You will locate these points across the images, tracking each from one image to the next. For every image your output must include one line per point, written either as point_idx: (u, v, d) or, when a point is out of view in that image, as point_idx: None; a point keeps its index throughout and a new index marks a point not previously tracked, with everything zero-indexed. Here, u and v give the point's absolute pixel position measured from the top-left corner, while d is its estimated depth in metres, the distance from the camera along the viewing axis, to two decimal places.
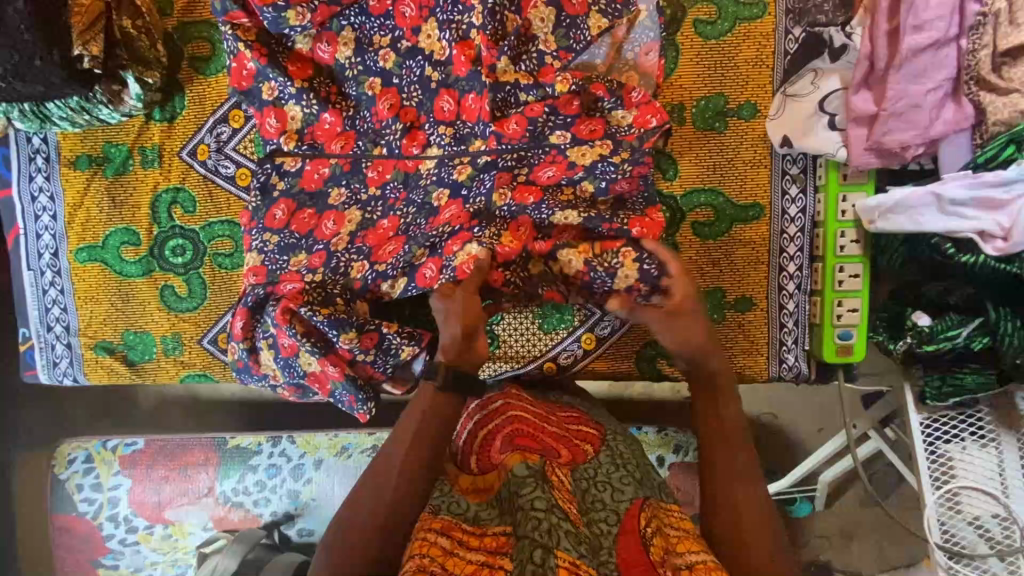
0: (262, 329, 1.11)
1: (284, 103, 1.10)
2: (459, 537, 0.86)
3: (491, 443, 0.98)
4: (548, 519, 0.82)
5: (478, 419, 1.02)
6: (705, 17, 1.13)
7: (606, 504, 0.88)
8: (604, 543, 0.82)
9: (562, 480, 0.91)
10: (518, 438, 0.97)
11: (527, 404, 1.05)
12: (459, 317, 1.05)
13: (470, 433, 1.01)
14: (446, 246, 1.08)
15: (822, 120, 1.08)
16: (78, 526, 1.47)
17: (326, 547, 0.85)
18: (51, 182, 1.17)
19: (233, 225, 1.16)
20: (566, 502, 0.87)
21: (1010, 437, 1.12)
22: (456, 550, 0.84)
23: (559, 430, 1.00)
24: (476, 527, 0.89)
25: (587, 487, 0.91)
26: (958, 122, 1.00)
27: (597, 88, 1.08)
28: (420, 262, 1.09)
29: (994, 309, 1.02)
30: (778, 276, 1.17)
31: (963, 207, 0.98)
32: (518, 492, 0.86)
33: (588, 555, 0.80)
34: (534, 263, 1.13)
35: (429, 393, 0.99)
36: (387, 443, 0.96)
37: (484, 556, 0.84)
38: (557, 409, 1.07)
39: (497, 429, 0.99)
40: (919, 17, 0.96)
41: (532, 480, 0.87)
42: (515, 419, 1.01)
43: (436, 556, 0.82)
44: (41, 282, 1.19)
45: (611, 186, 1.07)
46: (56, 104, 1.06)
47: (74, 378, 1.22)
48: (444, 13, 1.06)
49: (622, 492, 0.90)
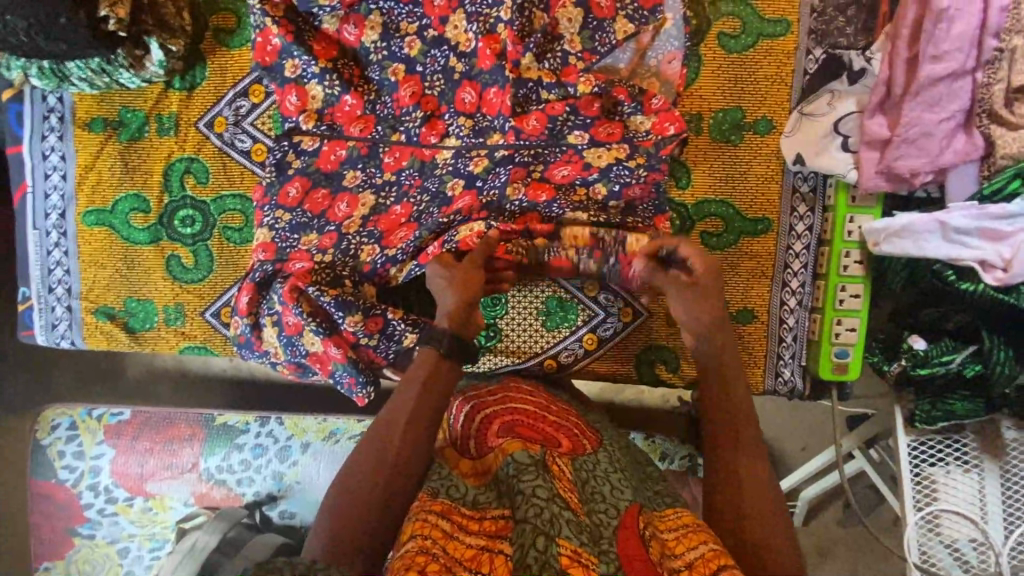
0: (268, 305, 1.11)
1: (306, 81, 1.10)
2: (459, 521, 0.87)
3: (489, 427, 1.02)
4: (549, 508, 0.83)
5: (475, 405, 1.06)
6: (729, 31, 1.15)
7: (606, 497, 0.90)
8: (604, 534, 0.84)
9: (562, 470, 0.92)
10: (517, 427, 1.02)
11: (528, 397, 1.09)
12: (464, 281, 1.02)
13: (466, 417, 1.05)
14: (453, 230, 1.10)
15: (836, 141, 1.10)
16: (58, 494, 1.45)
17: (317, 527, 0.89)
18: (64, 142, 1.16)
19: (245, 200, 1.16)
20: (567, 491, 0.88)
21: (992, 464, 1.14)
22: (456, 533, 0.85)
23: (559, 422, 1.04)
24: (475, 511, 0.90)
25: (587, 479, 0.93)
26: (967, 153, 1.03)
27: (619, 92, 1.09)
28: (426, 245, 1.11)
29: (989, 338, 1.04)
30: (781, 291, 1.19)
31: (966, 236, 1.01)
32: (520, 477, 0.87)
33: (589, 543, 0.81)
34: (537, 239, 1.11)
35: (427, 367, 0.98)
36: (380, 423, 0.95)
37: (484, 540, 0.85)
38: (555, 403, 1.10)
39: (497, 415, 1.04)
40: (939, 47, 0.98)
41: (535, 468, 0.88)
42: (516, 411, 1.05)
43: (438, 538, 0.82)
44: (46, 242, 1.18)
45: (622, 193, 1.09)
46: (78, 64, 1.06)
47: (72, 342, 1.21)
48: (473, 5, 1.07)
49: (623, 492, 0.91)
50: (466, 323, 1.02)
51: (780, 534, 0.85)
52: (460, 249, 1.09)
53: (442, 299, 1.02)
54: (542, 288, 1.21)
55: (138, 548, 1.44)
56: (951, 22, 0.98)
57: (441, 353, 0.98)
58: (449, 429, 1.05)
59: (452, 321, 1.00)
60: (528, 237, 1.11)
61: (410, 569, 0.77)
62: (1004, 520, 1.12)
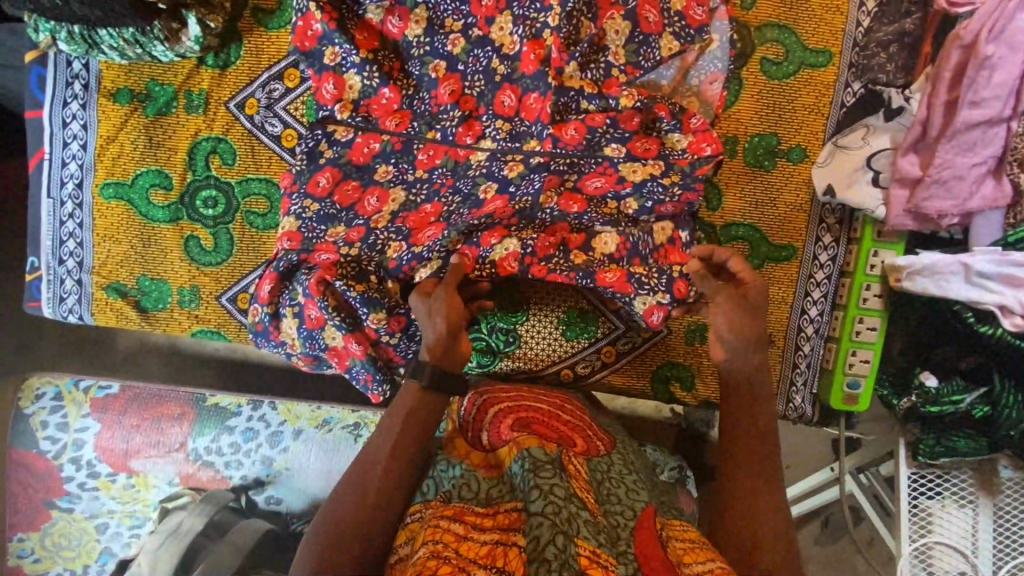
0: (290, 295, 1.09)
1: (344, 71, 1.08)
2: (472, 521, 0.83)
3: (502, 421, 0.99)
4: (566, 507, 0.78)
5: (484, 400, 1.03)
6: (773, 57, 1.16)
7: (621, 500, 0.87)
8: (621, 535, 0.81)
9: (579, 469, 0.89)
10: (533, 425, 0.98)
11: (540, 395, 1.07)
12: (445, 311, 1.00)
13: (479, 408, 1.02)
14: (483, 238, 1.08)
15: (866, 175, 1.11)
16: (38, 464, 1.40)
17: (309, 538, 0.86)
18: (87, 111, 1.12)
19: (271, 185, 1.14)
20: (584, 491, 0.85)
21: (987, 502, 1.16)
22: (469, 534, 0.80)
23: (572, 422, 1.02)
24: (488, 508, 0.86)
25: (602, 479, 0.91)
26: (995, 200, 1.05)
27: (660, 109, 1.09)
28: (454, 249, 1.08)
29: (1000, 381, 1.07)
30: (800, 318, 1.20)
31: (988, 280, 1.03)
32: (536, 473, 0.83)
33: (607, 543, 0.77)
34: (576, 254, 1.10)
35: (412, 397, 0.96)
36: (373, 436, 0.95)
37: (498, 535, 0.81)
38: (562, 403, 1.06)
39: (510, 411, 1.01)
40: (978, 94, 1.00)
41: (552, 466, 0.85)
42: (530, 409, 1.02)
43: (450, 542, 0.78)
44: (60, 212, 1.14)
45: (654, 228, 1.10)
46: (109, 32, 1.02)
47: (80, 316, 1.17)
48: (521, 8, 1.06)
49: (638, 494, 0.89)
50: (448, 352, 0.99)
51: (772, 547, 0.86)
52: (497, 270, 1.09)
53: (425, 331, 1.00)
54: (565, 296, 1.21)
55: (117, 525, 1.40)
56: (993, 70, 1.00)
57: (423, 387, 0.96)
58: (458, 418, 1.03)
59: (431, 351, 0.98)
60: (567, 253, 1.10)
61: (421, 575, 0.73)
62: (993, 556, 1.15)
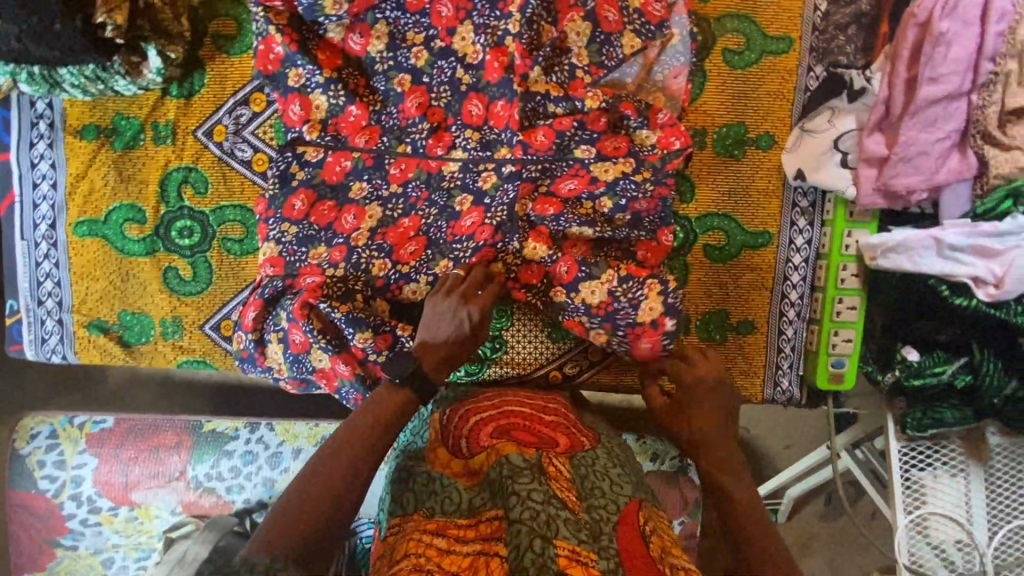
0: (274, 321, 1.10)
1: (310, 91, 1.08)
2: (455, 534, 0.82)
3: (482, 429, 0.98)
4: (545, 510, 0.78)
5: (466, 411, 1.01)
6: (734, 47, 1.17)
7: (605, 493, 0.86)
8: (604, 530, 0.80)
9: (560, 469, 0.88)
10: (513, 431, 0.96)
11: (525, 399, 1.05)
12: (474, 339, 1.05)
13: (460, 417, 1.00)
14: (469, 261, 1.10)
15: (834, 157, 1.12)
16: (38, 504, 1.40)
17: (263, 529, 0.79)
18: (54, 150, 1.12)
19: (246, 211, 1.14)
20: (564, 491, 0.84)
21: (978, 469, 1.18)
22: (452, 547, 0.80)
23: (555, 421, 1.01)
24: (470, 518, 0.84)
25: (587, 474, 0.90)
26: (961, 172, 1.06)
27: (626, 107, 1.10)
28: (443, 273, 1.10)
29: (980, 350, 1.08)
30: (780, 303, 1.21)
31: (960, 252, 1.05)
32: (515, 479, 0.82)
33: (588, 540, 0.77)
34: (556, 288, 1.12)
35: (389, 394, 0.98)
36: (345, 425, 0.94)
37: (479, 545, 0.80)
38: (544, 404, 1.05)
39: (490, 420, 0.99)
40: (936, 70, 1.02)
41: (530, 472, 0.84)
42: (511, 415, 1.00)
43: (432, 556, 0.78)
44: (35, 253, 1.14)
45: (641, 305, 1.10)
46: (70, 71, 1.01)
47: (63, 356, 1.17)
48: (481, 17, 1.07)
49: (621, 488, 0.89)
50: (443, 369, 1.02)
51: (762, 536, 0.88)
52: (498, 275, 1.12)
53: (453, 344, 1.03)
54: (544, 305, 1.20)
55: (123, 557, 1.40)
56: (948, 46, 1.01)
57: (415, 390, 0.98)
58: (441, 423, 1.01)
59: (426, 353, 1.01)
60: (547, 286, 1.14)
61: None
62: (987, 522, 1.17)
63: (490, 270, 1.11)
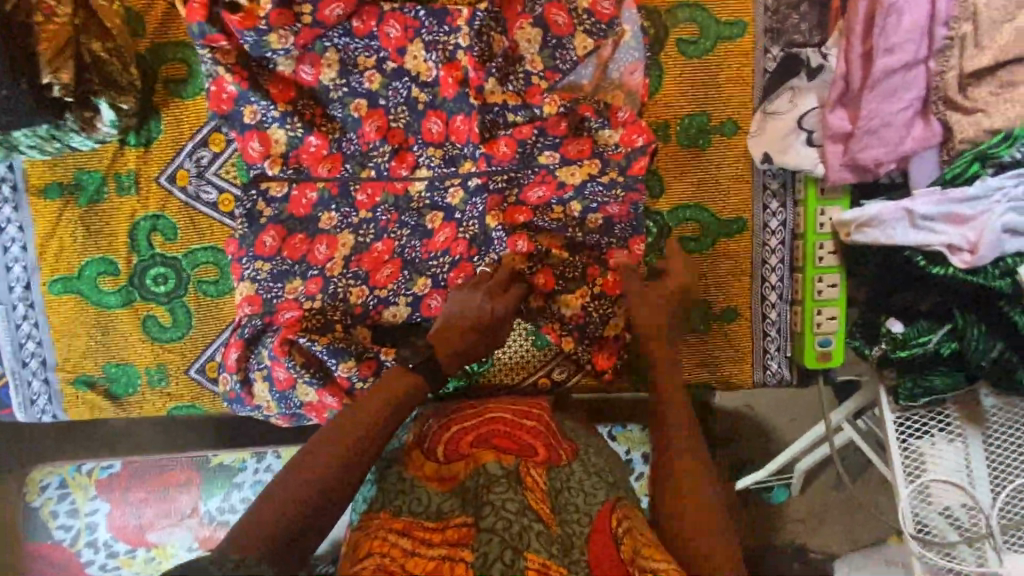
0: (257, 359, 1.10)
1: (267, 126, 1.08)
2: (421, 536, 0.82)
3: (463, 436, 0.96)
4: (518, 521, 0.81)
5: (447, 418, 0.99)
6: (688, 36, 1.16)
7: (578, 508, 0.87)
8: (575, 543, 0.82)
9: (536, 480, 0.89)
10: (494, 437, 0.95)
11: (506, 405, 1.02)
12: (494, 334, 1.05)
13: (439, 425, 0.98)
14: (447, 277, 1.09)
15: (800, 137, 1.11)
16: (55, 553, 1.41)
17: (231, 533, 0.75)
18: (20, 212, 1.12)
19: (218, 252, 1.14)
20: (539, 502, 0.86)
21: (975, 432, 1.18)
22: (416, 549, 0.80)
23: (538, 429, 0.98)
24: (438, 522, 0.84)
25: (561, 489, 0.90)
26: (926, 139, 1.06)
27: (584, 109, 1.09)
28: (424, 293, 1.10)
29: (962, 316, 1.07)
30: (761, 287, 1.21)
31: (933, 221, 1.04)
32: (489, 489, 0.85)
33: (559, 554, 0.80)
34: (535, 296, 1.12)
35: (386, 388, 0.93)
36: (321, 432, 0.87)
37: (446, 550, 0.80)
38: (524, 411, 1.01)
39: (466, 433, 0.96)
40: (889, 41, 1.01)
41: (506, 480, 0.86)
42: (491, 420, 0.98)
43: (396, 556, 0.78)
44: (13, 316, 1.14)
45: (609, 319, 1.12)
46: (24, 133, 1.02)
47: (54, 415, 1.18)
48: (430, 34, 1.06)
49: (596, 495, 0.89)
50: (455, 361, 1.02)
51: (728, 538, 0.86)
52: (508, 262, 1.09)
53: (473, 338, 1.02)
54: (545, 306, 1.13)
55: None
56: (900, 15, 1.00)
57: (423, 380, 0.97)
58: (420, 429, 0.98)
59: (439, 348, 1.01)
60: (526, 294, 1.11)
61: None
62: (991, 483, 1.17)
63: (515, 270, 1.09)
